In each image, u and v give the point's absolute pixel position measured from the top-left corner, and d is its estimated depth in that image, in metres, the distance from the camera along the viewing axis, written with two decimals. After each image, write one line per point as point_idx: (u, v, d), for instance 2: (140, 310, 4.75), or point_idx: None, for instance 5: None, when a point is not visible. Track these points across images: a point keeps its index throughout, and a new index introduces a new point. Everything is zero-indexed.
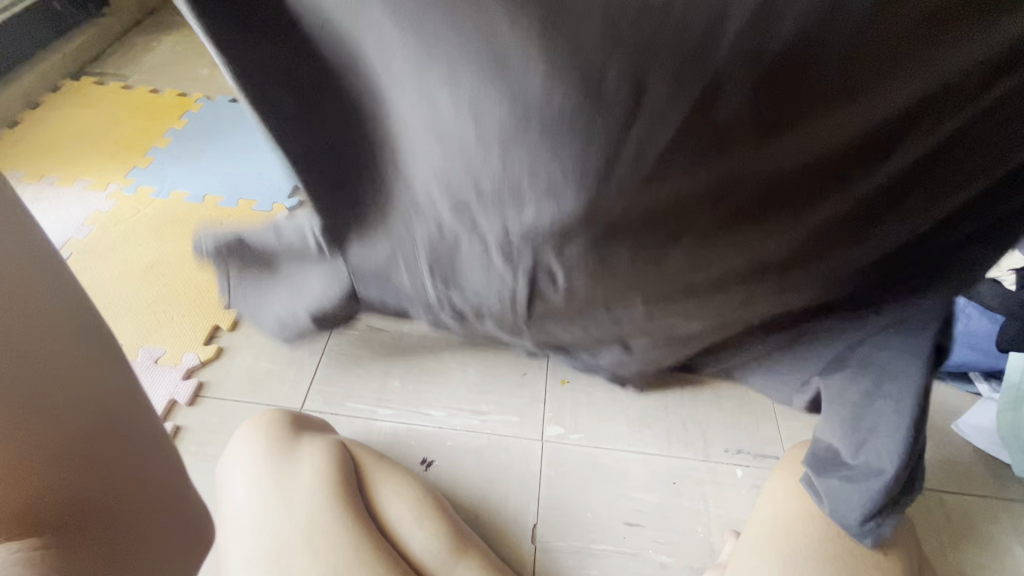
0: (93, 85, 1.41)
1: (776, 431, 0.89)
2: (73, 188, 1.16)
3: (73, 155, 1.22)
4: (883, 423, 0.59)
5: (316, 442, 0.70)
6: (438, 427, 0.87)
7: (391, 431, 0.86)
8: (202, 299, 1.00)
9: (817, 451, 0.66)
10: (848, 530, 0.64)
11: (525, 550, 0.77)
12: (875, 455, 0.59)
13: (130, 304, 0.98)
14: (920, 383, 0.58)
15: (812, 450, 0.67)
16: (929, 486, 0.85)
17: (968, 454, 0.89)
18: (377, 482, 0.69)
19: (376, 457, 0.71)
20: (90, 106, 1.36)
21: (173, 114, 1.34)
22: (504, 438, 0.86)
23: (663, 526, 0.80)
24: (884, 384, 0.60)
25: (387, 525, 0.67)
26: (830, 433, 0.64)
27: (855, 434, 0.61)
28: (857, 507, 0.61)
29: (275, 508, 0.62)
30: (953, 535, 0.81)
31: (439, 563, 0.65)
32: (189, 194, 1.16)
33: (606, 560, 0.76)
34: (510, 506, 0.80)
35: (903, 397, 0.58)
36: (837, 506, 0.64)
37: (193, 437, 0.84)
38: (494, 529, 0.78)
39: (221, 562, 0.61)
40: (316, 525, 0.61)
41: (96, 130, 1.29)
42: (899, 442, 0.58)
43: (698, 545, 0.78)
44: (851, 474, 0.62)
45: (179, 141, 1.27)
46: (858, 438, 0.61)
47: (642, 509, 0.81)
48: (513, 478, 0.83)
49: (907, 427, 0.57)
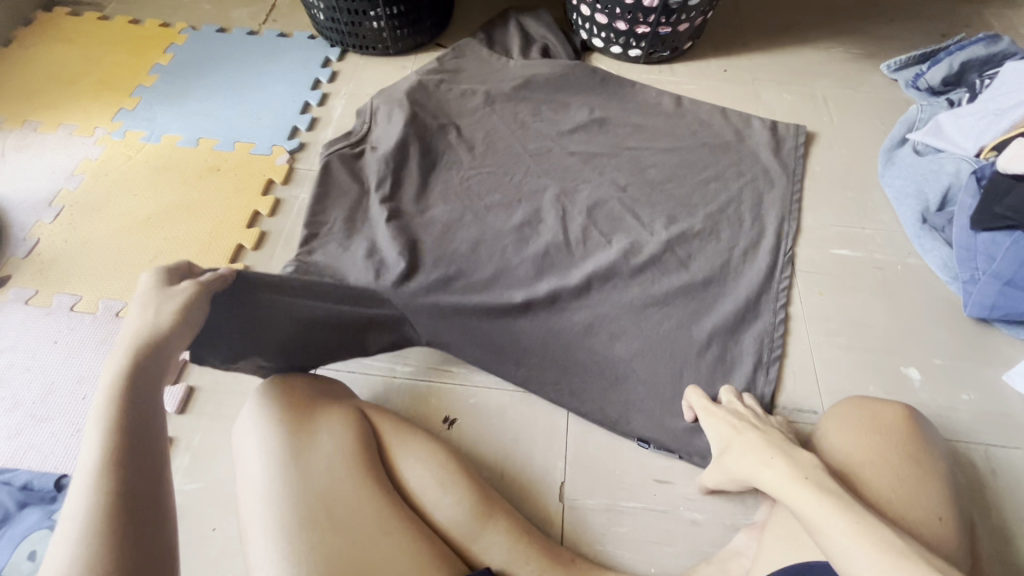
0: (66, 17, 1.29)
1: (813, 383, 0.86)
2: (58, 133, 1.09)
3: (56, 98, 1.14)
4: (579, 103, 1.17)
5: (332, 411, 0.68)
6: (460, 385, 0.84)
7: (411, 390, 0.83)
8: (205, 252, 0.94)
9: (565, 102, 1.17)
10: (631, 91, 1.20)
11: (553, 509, 0.74)
12: (562, 83, 1.19)
13: (130, 259, 0.93)
14: (552, 98, 1.18)
15: (582, 104, 1.17)
16: (976, 440, 0.81)
17: (1018, 406, 0.84)
18: (397, 449, 0.68)
19: (393, 424, 0.71)
20: (66, 40, 1.25)
21: (157, 48, 1.25)
22: (529, 396, 0.84)
23: (695, 485, 0.77)
24: (563, 119, 1.14)
25: (410, 491, 0.66)
26: (589, 104, 1.17)
27: (564, 79, 1.19)
28: (628, 114, 1.16)
29: (267, 477, 0.60)
30: (1000, 490, 0.77)
31: (465, 529, 0.64)
32: (182, 138, 1.09)
33: (635, 517, 0.74)
34: (536, 465, 0.78)
35: (559, 116, 1.15)
36: (609, 79, 1.20)
37: (209, 399, 0.81)
38: (520, 486, 0.76)
39: (245, 546, 0.58)
40: (337, 496, 0.59)
41: (78, 69, 1.19)
42: (576, 119, 1.14)
43: (733, 502, 0.76)
44: (601, 83, 1.20)
45: (166, 79, 1.19)
46: (563, 84, 1.19)
47: (672, 466, 0.78)
48: (538, 436, 0.80)
49: (565, 110, 1.16)
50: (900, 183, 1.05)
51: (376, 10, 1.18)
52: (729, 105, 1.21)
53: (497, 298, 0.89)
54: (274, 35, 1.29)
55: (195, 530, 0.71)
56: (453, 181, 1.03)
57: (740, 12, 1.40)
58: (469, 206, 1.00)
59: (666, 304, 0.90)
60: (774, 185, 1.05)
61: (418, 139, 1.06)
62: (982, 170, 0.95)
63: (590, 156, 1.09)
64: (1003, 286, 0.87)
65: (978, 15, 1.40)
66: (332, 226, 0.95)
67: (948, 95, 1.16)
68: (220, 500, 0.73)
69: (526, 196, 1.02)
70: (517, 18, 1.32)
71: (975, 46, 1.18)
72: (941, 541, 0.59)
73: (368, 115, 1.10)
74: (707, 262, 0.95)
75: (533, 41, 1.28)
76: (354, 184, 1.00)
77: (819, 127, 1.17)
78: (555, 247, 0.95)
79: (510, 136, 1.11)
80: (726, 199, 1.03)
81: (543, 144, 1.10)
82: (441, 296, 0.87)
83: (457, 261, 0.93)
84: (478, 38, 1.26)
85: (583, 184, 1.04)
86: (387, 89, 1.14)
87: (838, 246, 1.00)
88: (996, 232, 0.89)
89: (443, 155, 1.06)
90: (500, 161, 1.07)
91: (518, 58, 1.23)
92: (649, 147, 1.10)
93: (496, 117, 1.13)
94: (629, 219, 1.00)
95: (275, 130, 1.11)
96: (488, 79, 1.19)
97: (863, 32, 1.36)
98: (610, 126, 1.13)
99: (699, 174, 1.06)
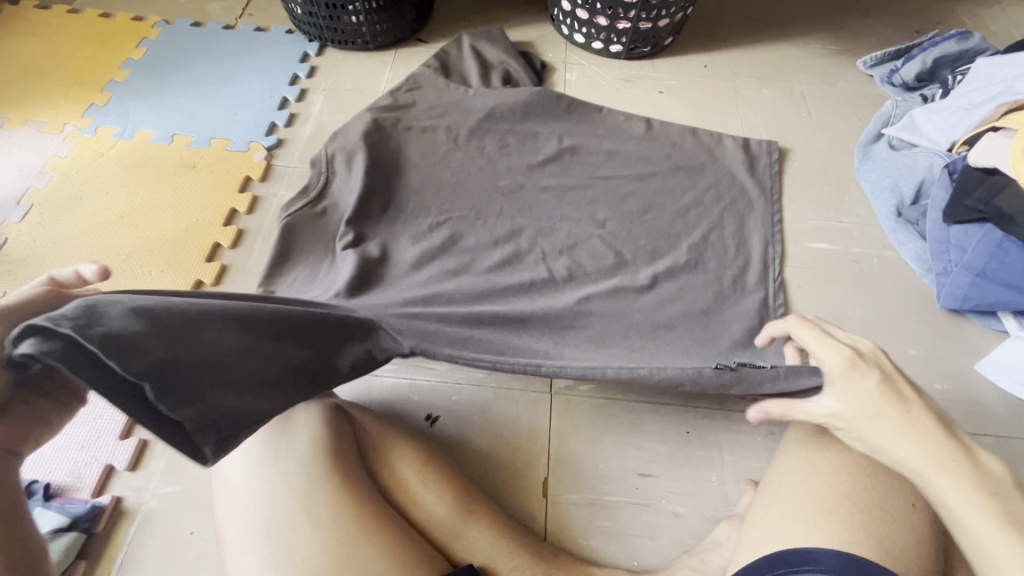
0: (33, 10, 1.26)
1: None
2: (26, 130, 1.06)
3: (23, 94, 1.11)
4: (547, 131, 1.08)
5: (309, 406, 0.66)
6: (442, 381, 0.84)
7: (393, 387, 0.83)
8: (181, 251, 0.92)
9: (534, 130, 1.08)
10: (603, 116, 1.12)
11: (538, 501, 0.75)
12: (527, 108, 1.10)
13: (104, 258, 0.91)
14: (523, 121, 1.09)
15: (554, 133, 1.08)
16: None
17: (989, 395, 0.86)
18: (380, 447, 0.68)
19: (376, 421, 0.71)
20: (33, 33, 1.21)
21: (128, 42, 1.22)
22: (512, 391, 0.83)
23: (678, 477, 0.77)
24: (536, 148, 1.06)
25: (392, 489, 0.65)
26: (560, 129, 1.09)
27: (534, 101, 1.10)
28: (604, 138, 1.09)
29: (248, 474, 0.59)
30: None
31: (449, 527, 0.64)
32: (156, 134, 1.07)
33: (618, 511, 0.75)
34: (520, 460, 0.78)
35: (532, 140, 1.07)
36: (572, 104, 1.12)
37: None
38: (505, 485, 0.76)
39: (223, 546, 0.57)
40: (316, 494, 0.57)
41: (45, 63, 1.16)
42: (550, 147, 1.06)
43: (715, 494, 0.76)
44: (573, 110, 1.12)
45: (138, 73, 1.16)
46: (531, 106, 1.10)
47: (656, 460, 0.79)
48: (522, 433, 0.80)
49: (537, 134, 1.08)
50: (875, 177, 1.07)
51: (354, 4, 1.16)
52: (709, 101, 1.21)
53: (473, 332, 0.77)
54: (251, 29, 1.27)
55: (172, 535, 0.70)
56: (428, 189, 0.98)
57: (719, 8, 1.41)
58: (447, 211, 0.96)
59: (662, 324, 0.84)
60: (753, 211, 1.01)
61: (382, 186, 0.96)
62: (954, 164, 0.98)
63: (564, 189, 1.01)
64: (974, 277, 0.89)
65: (950, 12, 1.43)
66: (293, 282, 0.86)
67: (922, 91, 1.18)
68: (198, 503, 0.72)
69: (503, 196, 0.99)
70: (468, 40, 1.22)
71: (947, 43, 1.19)
72: (917, 528, 0.59)
73: (324, 163, 0.99)
74: (699, 300, 0.88)
75: (493, 69, 1.19)
76: (313, 238, 0.91)
77: (797, 122, 1.19)
78: (539, 282, 0.87)
79: (481, 169, 1.02)
80: (708, 227, 0.98)
81: (514, 181, 1.01)
82: (412, 316, 0.75)
83: (429, 291, 0.83)
84: (432, 66, 1.16)
85: (561, 222, 0.97)
86: (340, 132, 1.04)
87: (816, 240, 1.02)
88: (968, 225, 0.91)
89: (409, 201, 0.96)
90: (471, 206, 0.97)
91: (478, 86, 1.14)
92: (623, 175, 1.04)
93: (463, 147, 1.05)
94: (613, 258, 0.92)
95: (253, 126, 1.09)
96: (448, 111, 1.09)
97: (839, 28, 1.38)
98: (582, 155, 1.06)
99: (678, 201, 1.01)
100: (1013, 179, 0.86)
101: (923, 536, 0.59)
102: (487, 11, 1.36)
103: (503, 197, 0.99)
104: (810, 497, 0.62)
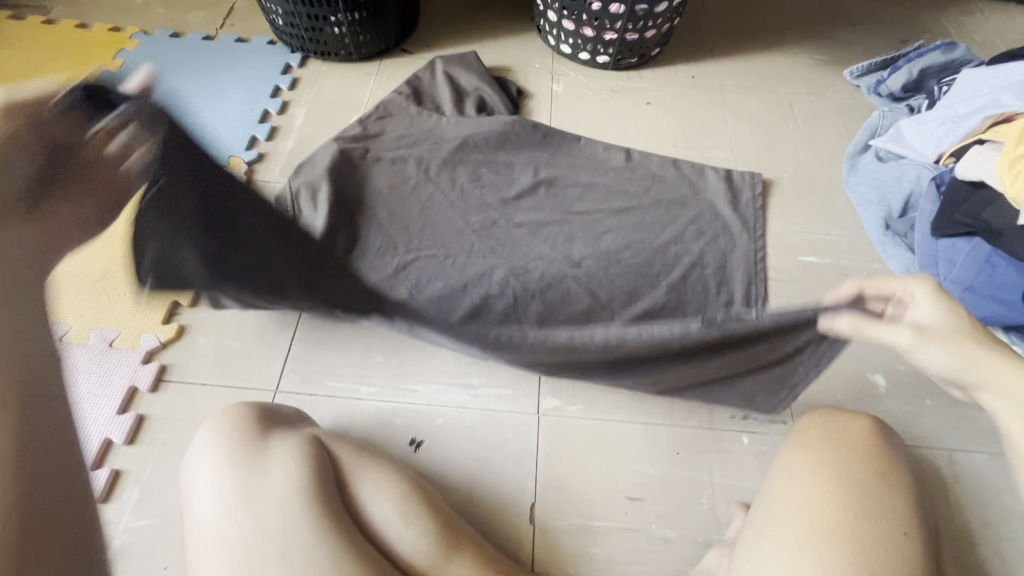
0: (7, 21, 1.22)
1: None
2: None
3: None
4: (522, 163, 1.06)
5: (287, 441, 0.65)
6: (426, 405, 0.82)
7: (376, 412, 0.81)
8: None
9: (510, 162, 1.06)
10: (582, 145, 1.10)
11: (523, 529, 0.73)
12: (500, 136, 1.07)
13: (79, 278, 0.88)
14: (499, 152, 1.07)
15: (529, 162, 1.06)
16: (940, 445, 0.82)
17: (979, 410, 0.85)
18: (358, 480, 0.65)
19: (354, 453, 0.69)
20: (6, 45, 1.18)
21: (105, 53, 1.19)
22: (497, 414, 0.81)
23: (667, 501, 0.76)
24: (511, 180, 1.04)
25: (371, 525, 0.63)
26: (534, 158, 1.07)
27: (511, 128, 1.08)
28: (581, 168, 1.07)
29: (222, 513, 0.57)
30: (960, 496, 0.78)
31: (429, 562, 0.62)
32: None
33: (606, 537, 0.73)
34: (506, 486, 0.76)
35: (504, 171, 1.05)
36: (548, 133, 1.10)
37: (160, 428, 0.77)
38: (490, 512, 0.74)
39: None
40: (291, 533, 0.55)
41: (19, 76, 1.13)
42: (524, 181, 1.03)
43: (705, 518, 0.75)
44: (549, 141, 1.09)
45: None
46: (505, 135, 1.08)
47: (645, 483, 0.77)
48: (508, 457, 0.78)
49: (512, 164, 1.06)
50: (864, 190, 1.07)
51: (337, 15, 1.14)
52: (696, 112, 1.21)
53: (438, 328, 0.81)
54: (232, 40, 1.25)
55: (144, 572, 0.67)
56: (399, 224, 0.96)
57: (706, 18, 1.40)
58: (416, 246, 0.93)
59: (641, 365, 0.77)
60: (736, 245, 0.98)
61: (349, 223, 0.94)
62: (942, 176, 0.98)
63: (538, 227, 0.98)
64: (963, 292, 0.88)
65: (935, 20, 1.44)
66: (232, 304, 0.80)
67: (908, 102, 1.18)
68: (171, 538, 0.69)
69: (475, 231, 0.96)
70: (443, 65, 1.18)
71: (933, 53, 1.20)
72: (906, 557, 0.59)
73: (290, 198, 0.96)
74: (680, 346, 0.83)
75: (467, 96, 1.15)
76: None
77: (785, 133, 1.18)
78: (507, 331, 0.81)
79: (454, 202, 1.00)
80: (689, 263, 0.94)
81: (487, 217, 0.99)
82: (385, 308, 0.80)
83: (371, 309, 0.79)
84: (404, 94, 1.13)
85: (533, 260, 0.93)
86: (305, 163, 1.01)
87: (805, 253, 1.01)
88: (956, 238, 0.91)
89: (372, 239, 0.93)
90: (441, 243, 0.94)
91: (453, 114, 1.11)
92: (601, 210, 1.01)
93: (434, 179, 1.02)
94: (587, 298, 0.88)
95: (233, 141, 1.07)
96: (418, 141, 1.06)
97: (826, 38, 1.38)
98: (559, 187, 1.03)
99: (657, 237, 0.98)
100: (1001, 194, 0.86)
101: (913, 566, 0.58)
102: (473, 21, 1.35)
103: (475, 229, 0.97)
104: (799, 524, 0.61)
